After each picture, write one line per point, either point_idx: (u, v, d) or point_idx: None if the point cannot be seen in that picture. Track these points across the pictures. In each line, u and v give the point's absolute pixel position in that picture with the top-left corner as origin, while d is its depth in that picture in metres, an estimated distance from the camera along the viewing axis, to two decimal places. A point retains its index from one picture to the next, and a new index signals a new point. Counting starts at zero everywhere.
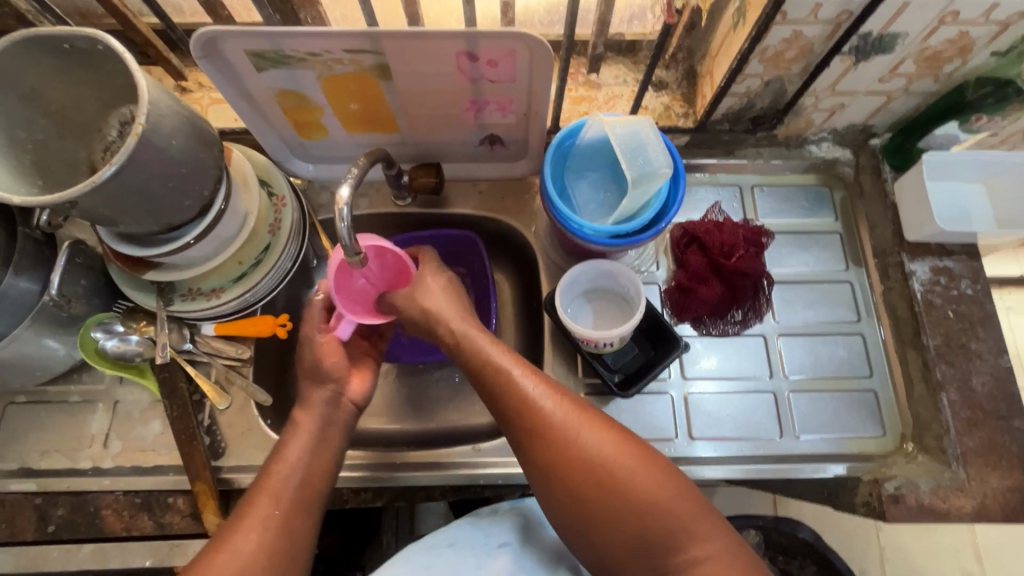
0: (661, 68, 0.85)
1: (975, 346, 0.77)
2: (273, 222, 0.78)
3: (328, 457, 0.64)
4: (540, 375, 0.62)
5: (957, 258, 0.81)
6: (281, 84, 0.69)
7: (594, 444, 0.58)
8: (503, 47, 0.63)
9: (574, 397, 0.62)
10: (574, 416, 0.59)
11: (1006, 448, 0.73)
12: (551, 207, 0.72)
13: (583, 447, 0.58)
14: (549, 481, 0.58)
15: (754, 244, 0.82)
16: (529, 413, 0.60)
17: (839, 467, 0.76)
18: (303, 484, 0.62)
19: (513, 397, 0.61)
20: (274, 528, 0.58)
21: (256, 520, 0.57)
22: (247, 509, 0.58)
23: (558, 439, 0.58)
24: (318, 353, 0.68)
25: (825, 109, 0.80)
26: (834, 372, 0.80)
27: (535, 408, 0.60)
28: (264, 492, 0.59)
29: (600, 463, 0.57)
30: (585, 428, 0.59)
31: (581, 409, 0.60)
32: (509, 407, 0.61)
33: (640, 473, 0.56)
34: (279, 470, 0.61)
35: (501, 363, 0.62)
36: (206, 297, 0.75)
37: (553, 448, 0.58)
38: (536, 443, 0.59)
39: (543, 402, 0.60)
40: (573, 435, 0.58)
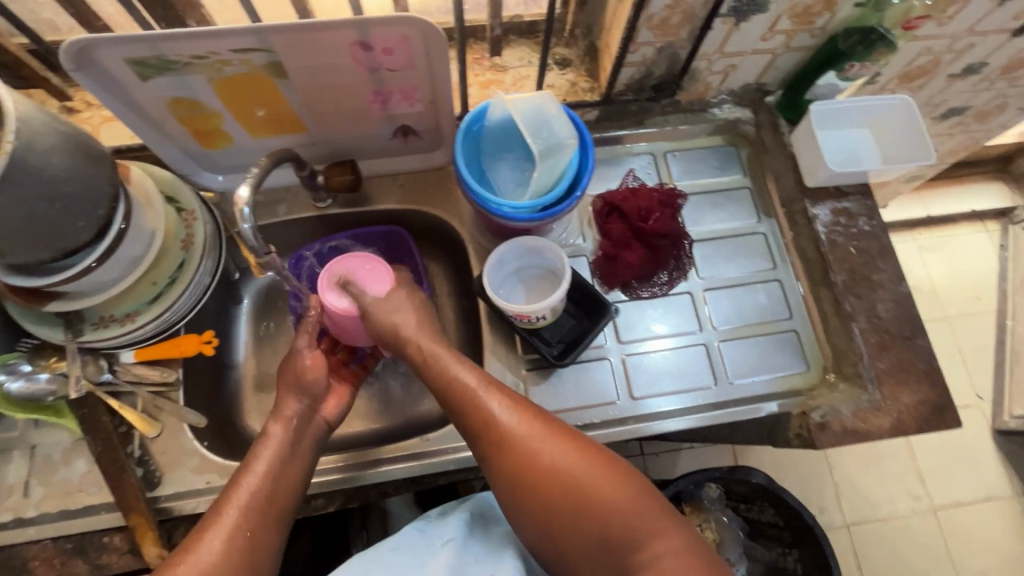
0: (563, 46, 0.88)
1: (877, 276, 0.83)
2: (185, 237, 0.75)
3: (296, 468, 0.63)
4: (505, 393, 0.62)
5: (853, 198, 0.87)
6: (171, 92, 0.66)
7: (560, 457, 0.58)
8: (396, 34, 0.63)
9: (537, 410, 0.62)
10: (540, 430, 0.59)
11: (914, 366, 0.78)
12: (469, 191, 0.73)
13: (543, 462, 0.58)
14: (515, 495, 0.58)
15: (670, 206, 0.85)
16: (494, 431, 0.60)
17: (772, 404, 0.81)
18: (273, 492, 0.59)
19: (476, 415, 0.61)
20: (239, 534, 0.55)
21: (220, 528, 0.54)
22: (213, 517, 0.55)
23: (522, 453, 0.58)
24: (301, 367, 0.69)
25: (719, 71, 0.84)
26: (758, 318, 0.85)
27: (500, 427, 0.60)
28: (231, 501, 0.57)
29: (562, 473, 0.57)
30: (544, 439, 0.59)
31: (542, 421, 0.60)
32: (473, 423, 0.61)
33: (602, 482, 0.56)
34: (251, 475, 0.59)
35: (466, 385, 0.62)
36: (120, 323, 0.71)
37: (516, 463, 0.58)
38: (500, 459, 0.59)
39: (504, 418, 0.60)
40: (537, 448, 0.58)
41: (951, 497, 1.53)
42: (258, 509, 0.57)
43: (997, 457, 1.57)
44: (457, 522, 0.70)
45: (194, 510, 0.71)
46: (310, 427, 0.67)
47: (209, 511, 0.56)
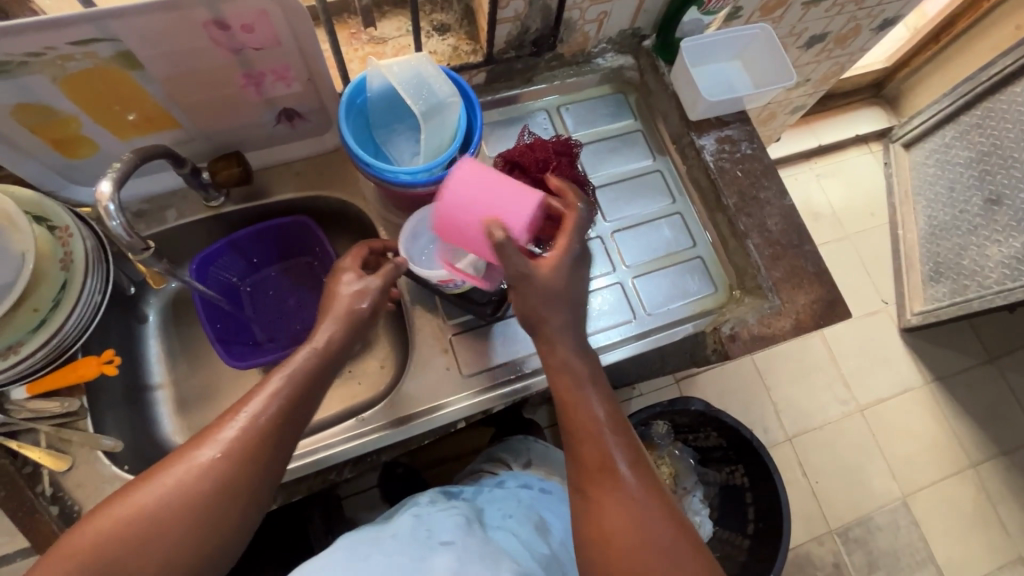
0: (439, 12, 0.87)
1: (764, 194, 0.89)
2: (64, 256, 0.70)
3: (304, 399, 0.58)
4: (621, 427, 0.60)
5: (734, 126, 0.93)
6: (11, 97, 0.61)
7: (647, 518, 0.54)
8: (251, 8, 0.61)
9: (645, 465, 0.58)
10: (634, 482, 0.56)
11: (805, 270, 0.85)
12: (361, 164, 0.71)
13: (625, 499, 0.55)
14: (583, 517, 0.56)
15: (567, 153, 0.86)
16: (591, 447, 0.58)
17: (687, 325, 0.86)
18: (279, 424, 0.55)
19: (583, 433, 0.59)
20: (238, 445, 0.52)
21: (220, 446, 0.52)
22: (213, 432, 0.53)
23: (603, 483, 0.56)
24: (352, 298, 0.64)
25: (593, 19, 0.87)
26: (665, 251, 0.90)
27: (600, 451, 0.58)
28: (233, 422, 0.54)
29: (641, 526, 0.53)
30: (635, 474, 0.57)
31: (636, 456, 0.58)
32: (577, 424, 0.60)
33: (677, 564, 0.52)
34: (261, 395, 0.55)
35: (586, 403, 0.61)
36: (3, 357, 0.66)
37: (598, 488, 0.56)
38: (583, 475, 0.58)
39: (609, 450, 0.58)
40: (623, 486, 0.56)
41: (873, 396, 1.68)
42: (255, 426, 0.54)
43: (906, 352, 1.74)
44: (449, 526, 0.71)
45: None
46: (330, 355, 0.61)
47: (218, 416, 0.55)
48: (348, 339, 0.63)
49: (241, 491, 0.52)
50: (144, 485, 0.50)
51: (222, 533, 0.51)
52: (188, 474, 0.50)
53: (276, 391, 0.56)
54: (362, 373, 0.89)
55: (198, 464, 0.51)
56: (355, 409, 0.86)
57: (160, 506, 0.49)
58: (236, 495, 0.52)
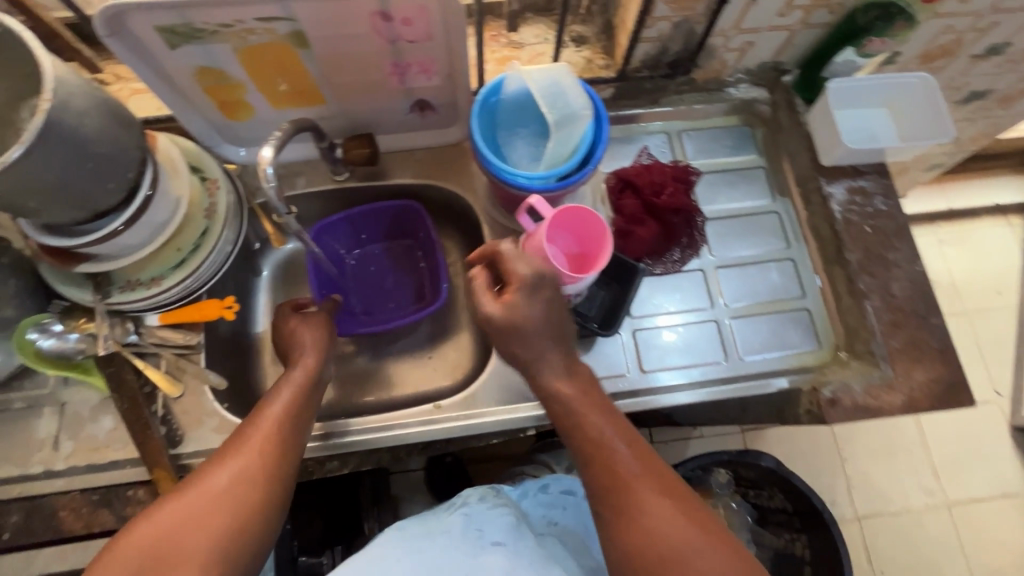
0: (579, 24, 0.88)
1: (892, 255, 0.82)
2: (208, 206, 0.78)
3: (302, 421, 0.62)
4: (631, 442, 0.58)
5: (870, 177, 0.86)
6: (197, 60, 0.68)
7: (688, 533, 0.51)
8: (414, 3, 0.64)
9: (666, 476, 0.56)
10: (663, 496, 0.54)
11: (928, 344, 0.78)
12: (484, 161, 0.74)
13: (680, 534, 0.51)
14: (618, 553, 0.53)
15: (684, 182, 0.85)
16: (635, 492, 0.54)
17: (783, 380, 0.80)
18: (285, 442, 0.58)
19: (598, 458, 0.57)
20: (262, 450, 0.56)
21: (244, 452, 0.55)
22: (236, 445, 0.56)
23: (636, 509, 0.53)
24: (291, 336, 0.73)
25: (735, 48, 0.84)
26: (770, 296, 0.85)
27: (620, 474, 0.55)
28: (253, 430, 0.57)
29: (684, 549, 0.50)
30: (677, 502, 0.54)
31: (670, 482, 0.55)
32: (603, 471, 0.56)
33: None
34: (263, 417, 0.59)
35: (594, 427, 0.59)
36: (146, 287, 0.74)
37: (631, 518, 0.53)
38: (612, 509, 0.54)
39: (632, 473, 0.55)
40: (652, 507, 0.53)
41: (968, 494, 1.51)
42: (278, 433, 0.58)
43: (1016, 454, 1.54)
44: (500, 524, 0.70)
45: None
46: (314, 385, 0.66)
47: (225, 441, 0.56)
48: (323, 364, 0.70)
49: (263, 505, 0.53)
50: (166, 508, 0.50)
51: (250, 538, 0.52)
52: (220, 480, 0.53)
53: (278, 413, 0.60)
54: (440, 362, 0.91)
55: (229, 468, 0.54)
56: (430, 394, 0.89)
57: (194, 520, 0.49)
58: (259, 509, 0.53)
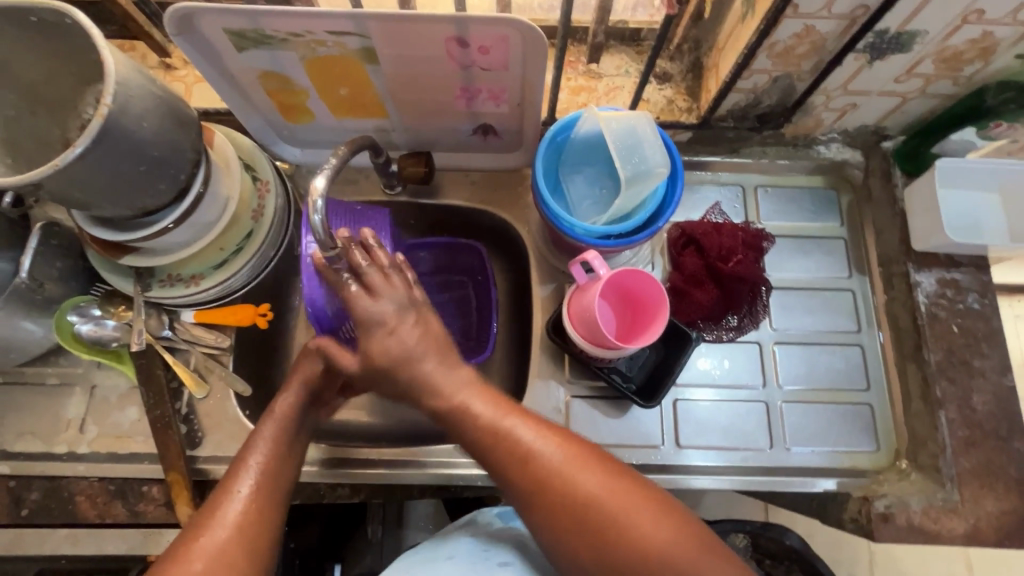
0: (665, 59, 0.81)
1: (978, 363, 0.75)
2: (257, 207, 0.75)
3: (287, 462, 0.58)
4: (535, 420, 0.56)
5: (965, 270, 0.78)
6: (263, 65, 0.66)
7: (606, 492, 0.52)
8: (494, 33, 0.60)
9: (573, 438, 0.55)
10: (577, 460, 0.53)
11: (1005, 471, 0.71)
12: (542, 204, 0.69)
13: (584, 497, 0.52)
14: (552, 533, 0.52)
15: (753, 249, 0.78)
16: (538, 474, 0.53)
17: (829, 481, 0.74)
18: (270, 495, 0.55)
19: (508, 452, 0.54)
20: (239, 523, 0.52)
21: (225, 524, 0.52)
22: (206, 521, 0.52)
23: (561, 488, 0.52)
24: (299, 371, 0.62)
25: (836, 109, 0.76)
26: (830, 384, 0.78)
27: (532, 457, 0.53)
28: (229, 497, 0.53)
29: (607, 510, 0.51)
30: (581, 472, 0.53)
31: (571, 448, 0.54)
32: (505, 461, 0.54)
33: (651, 525, 0.51)
34: (242, 476, 0.55)
35: (500, 417, 0.55)
36: (185, 284, 0.73)
37: (555, 500, 0.52)
38: (539, 497, 0.53)
39: (542, 452, 0.54)
40: (567, 481, 0.52)
41: None
42: (255, 497, 0.54)
43: None
44: (504, 543, 0.69)
45: None
46: (291, 416, 0.60)
47: (201, 511, 0.53)
48: (307, 400, 0.61)
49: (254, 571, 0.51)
50: None
51: None
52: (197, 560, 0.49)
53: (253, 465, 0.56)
54: None
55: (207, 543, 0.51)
56: None
57: None
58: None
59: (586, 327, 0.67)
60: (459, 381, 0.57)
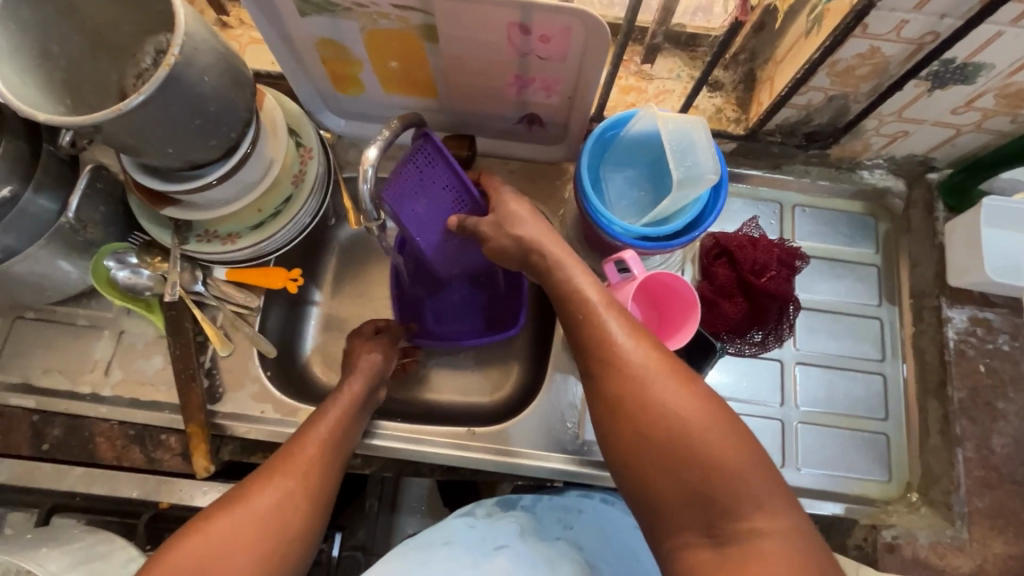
0: (719, 68, 0.81)
1: (1002, 405, 0.74)
2: (298, 173, 0.75)
3: (337, 453, 0.65)
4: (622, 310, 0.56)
5: (999, 311, 0.77)
6: (323, 32, 0.66)
7: (677, 402, 0.50)
8: (558, 23, 0.59)
9: (655, 340, 0.54)
10: (653, 360, 0.52)
11: (1015, 515, 0.72)
12: (583, 198, 0.69)
13: (657, 397, 0.50)
14: (611, 413, 0.52)
15: (787, 267, 0.77)
16: (616, 360, 0.53)
17: (837, 506, 0.74)
18: (312, 477, 0.60)
19: (591, 335, 0.54)
20: (283, 500, 0.57)
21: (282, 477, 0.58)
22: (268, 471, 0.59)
23: (631, 374, 0.52)
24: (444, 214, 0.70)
25: (887, 134, 0.76)
26: (847, 410, 0.78)
27: (610, 345, 0.53)
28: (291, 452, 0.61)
29: (676, 414, 0.50)
30: (660, 375, 0.51)
31: (656, 351, 0.53)
32: (586, 341, 0.55)
33: (716, 440, 0.48)
34: (295, 457, 0.61)
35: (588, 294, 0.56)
36: (222, 241, 0.74)
37: (621, 386, 0.52)
38: (608, 376, 0.53)
39: (621, 339, 0.53)
40: (646, 377, 0.51)
41: None
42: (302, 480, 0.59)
43: None
44: (501, 526, 0.69)
45: (245, 435, 0.74)
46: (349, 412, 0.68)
47: (251, 478, 0.58)
48: (371, 386, 0.72)
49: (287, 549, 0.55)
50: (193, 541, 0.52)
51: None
52: (258, 508, 0.55)
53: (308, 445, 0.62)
54: (481, 381, 0.87)
55: (237, 520, 0.54)
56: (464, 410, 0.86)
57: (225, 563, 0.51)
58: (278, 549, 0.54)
59: None
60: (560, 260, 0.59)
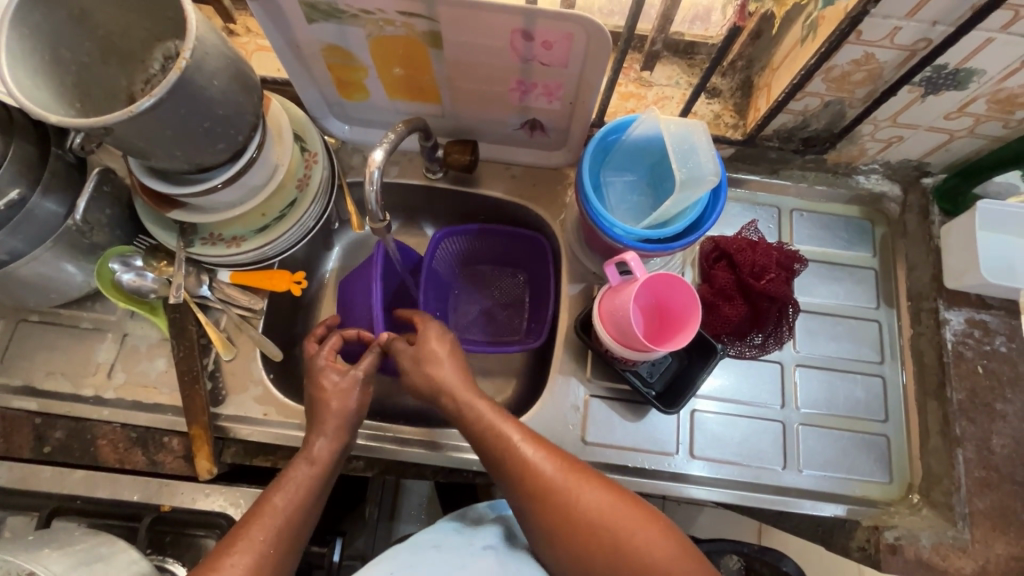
0: (717, 75, 0.83)
1: (1000, 406, 0.75)
2: (302, 177, 0.76)
3: (312, 500, 0.61)
4: (534, 436, 0.62)
5: (995, 312, 0.78)
6: (329, 38, 0.67)
7: (601, 506, 0.57)
8: (560, 29, 0.61)
9: (560, 449, 0.61)
10: (575, 477, 0.59)
11: (1017, 515, 0.72)
12: (585, 201, 0.70)
13: (580, 509, 0.57)
14: (546, 530, 0.58)
15: (787, 269, 0.78)
16: (531, 483, 0.58)
17: (838, 507, 0.74)
18: (293, 525, 0.58)
19: (506, 463, 0.60)
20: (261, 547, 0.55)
21: (258, 526, 0.57)
22: (251, 519, 0.57)
23: (555, 494, 0.58)
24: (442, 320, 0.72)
25: (882, 139, 0.77)
26: (849, 411, 0.78)
27: (528, 468, 0.59)
28: (276, 495, 0.59)
29: (596, 521, 0.56)
30: (579, 488, 0.58)
31: (569, 464, 0.59)
32: (505, 469, 0.60)
33: (638, 530, 0.55)
34: (268, 508, 0.58)
35: (497, 426, 0.62)
36: (227, 244, 0.74)
37: (544, 507, 0.58)
38: (532, 500, 0.58)
39: (533, 462, 0.59)
40: (567, 492, 0.57)
41: None
42: (284, 525, 0.58)
43: None
44: (489, 532, 0.68)
45: (248, 437, 0.75)
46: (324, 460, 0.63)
47: (233, 526, 0.57)
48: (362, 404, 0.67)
49: None
50: None
51: None
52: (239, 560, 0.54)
53: (286, 491, 0.60)
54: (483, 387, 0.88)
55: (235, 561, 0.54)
56: None
57: None
58: None
59: (616, 328, 0.68)
60: (459, 394, 0.65)
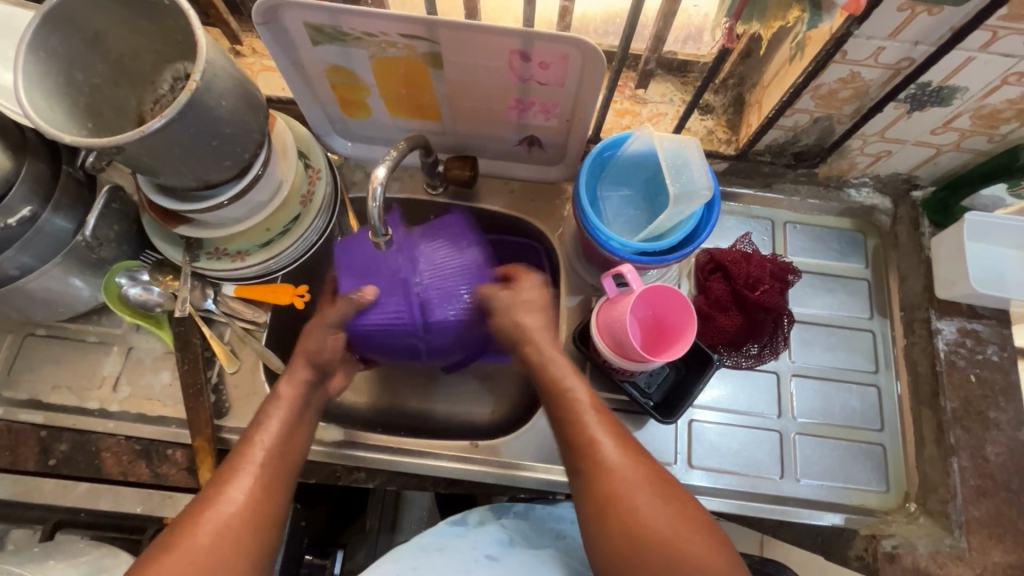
0: (709, 92, 0.85)
1: (994, 414, 0.76)
2: (306, 193, 0.78)
3: (301, 435, 0.64)
4: (606, 415, 0.63)
5: (986, 322, 0.80)
6: (333, 60, 0.70)
7: (662, 510, 0.56)
8: (556, 50, 0.63)
9: (630, 442, 0.61)
10: (639, 471, 0.58)
11: (1013, 523, 0.72)
12: (582, 215, 0.71)
13: (640, 507, 0.56)
14: (597, 514, 0.57)
15: (780, 280, 0.80)
16: (595, 462, 0.59)
17: (837, 517, 0.75)
18: (285, 448, 0.62)
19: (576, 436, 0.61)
20: (257, 476, 0.58)
21: (249, 460, 0.59)
22: (239, 457, 0.59)
23: (616, 480, 0.58)
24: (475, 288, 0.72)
25: (871, 154, 0.79)
26: (845, 421, 0.79)
27: (597, 449, 0.59)
28: (259, 432, 0.62)
29: (653, 522, 0.55)
30: (643, 487, 0.57)
31: (637, 459, 0.59)
32: (574, 443, 0.61)
33: (694, 541, 0.55)
34: (258, 439, 0.61)
35: (573, 398, 0.64)
36: (231, 259, 0.76)
37: (604, 490, 0.58)
38: (592, 480, 0.59)
39: (603, 444, 0.60)
40: (631, 486, 0.57)
41: None
42: (273, 454, 0.60)
43: None
44: (490, 537, 0.68)
45: None
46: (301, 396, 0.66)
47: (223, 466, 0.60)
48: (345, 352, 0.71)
49: (264, 530, 0.57)
50: (194, 529, 0.54)
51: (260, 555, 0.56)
52: (238, 492, 0.57)
53: (272, 424, 0.62)
54: (483, 399, 0.88)
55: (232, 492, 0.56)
56: (466, 425, 0.87)
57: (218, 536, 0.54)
58: (264, 527, 0.57)
59: (613, 339, 0.69)
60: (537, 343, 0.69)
